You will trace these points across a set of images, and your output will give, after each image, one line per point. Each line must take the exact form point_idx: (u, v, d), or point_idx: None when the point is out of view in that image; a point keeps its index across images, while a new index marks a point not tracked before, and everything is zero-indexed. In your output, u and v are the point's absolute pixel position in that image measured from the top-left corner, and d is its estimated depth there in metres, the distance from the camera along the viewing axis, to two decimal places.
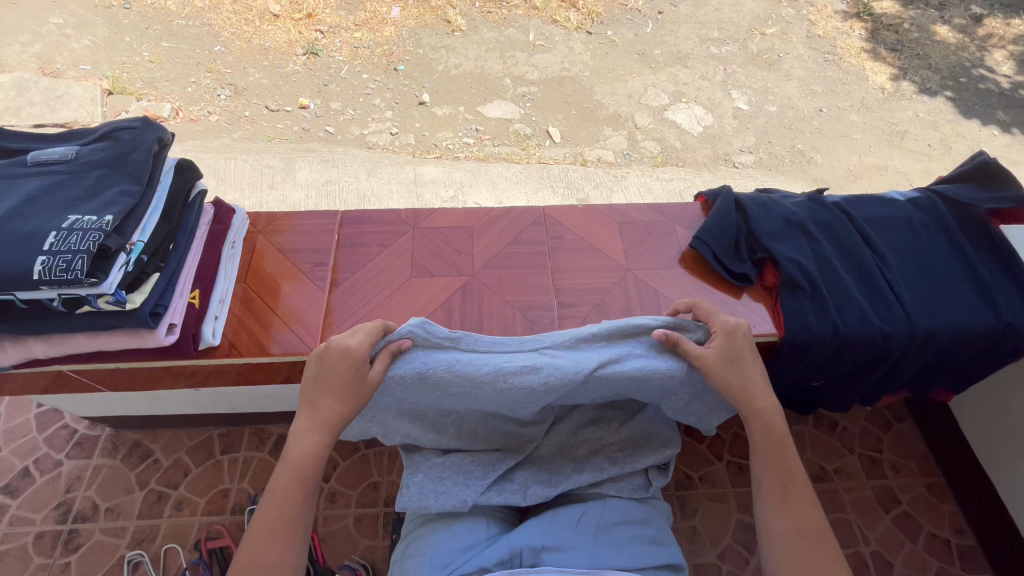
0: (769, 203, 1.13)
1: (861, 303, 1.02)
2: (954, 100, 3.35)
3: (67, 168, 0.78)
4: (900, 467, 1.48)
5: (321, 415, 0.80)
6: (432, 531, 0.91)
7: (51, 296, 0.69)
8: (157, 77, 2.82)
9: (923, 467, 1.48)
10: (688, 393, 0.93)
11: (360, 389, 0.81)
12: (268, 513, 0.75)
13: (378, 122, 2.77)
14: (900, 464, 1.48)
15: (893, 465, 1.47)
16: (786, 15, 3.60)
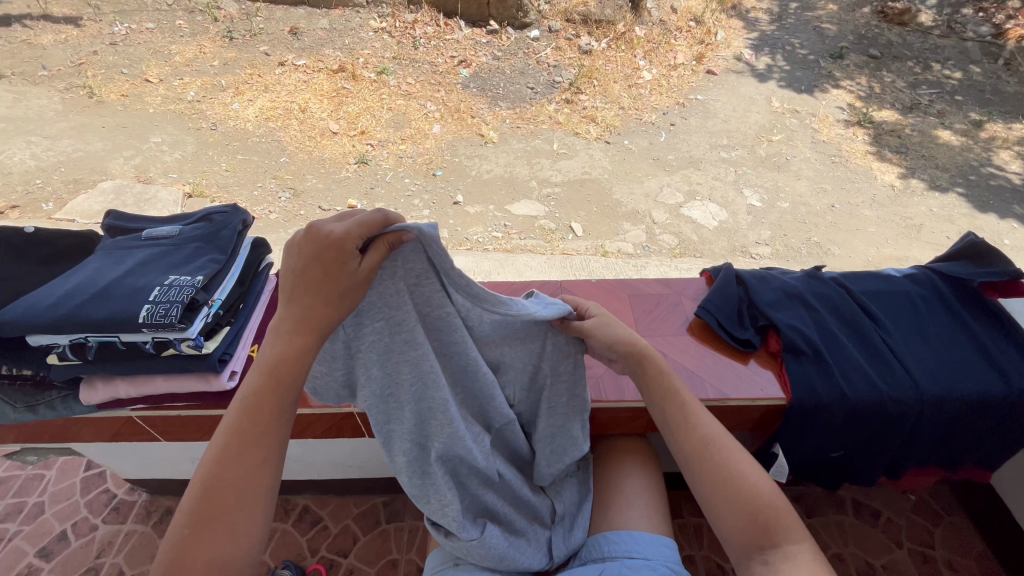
0: (767, 277, 1.24)
1: (864, 368, 1.07)
2: (967, 195, 3.47)
3: (172, 242, 0.97)
4: (957, 564, 1.37)
5: (308, 318, 0.71)
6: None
7: (146, 338, 0.83)
8: (230, 183, 3.28)
9: (983, 565, 1.36)
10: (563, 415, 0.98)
11: (349, 283, 0.71)
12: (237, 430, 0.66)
13: (416, 219, 3.08)
14: (956, 561, 1.38)
15: (948, 563, 1.37)
16: (790, 124, 3.94)
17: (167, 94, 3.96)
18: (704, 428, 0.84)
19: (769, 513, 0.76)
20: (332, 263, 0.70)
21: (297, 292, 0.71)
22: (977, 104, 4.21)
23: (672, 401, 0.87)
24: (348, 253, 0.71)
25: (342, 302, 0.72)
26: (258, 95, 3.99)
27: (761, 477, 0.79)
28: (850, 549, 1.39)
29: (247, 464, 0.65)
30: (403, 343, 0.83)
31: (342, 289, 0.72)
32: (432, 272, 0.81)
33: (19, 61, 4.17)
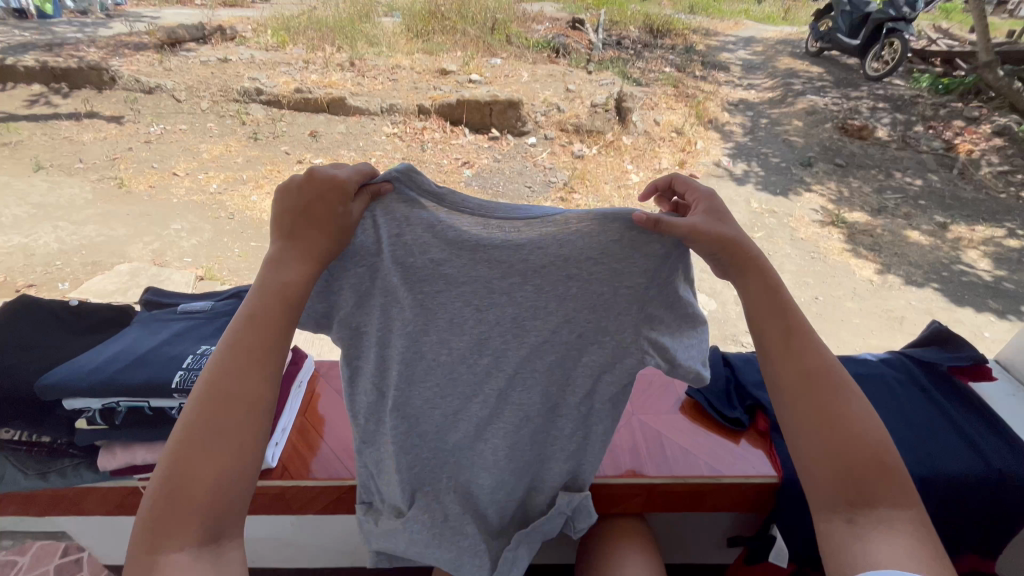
0: (752, 359, 1.32)
1: None
2: (942, 290, 3.67)
3: (205, 316, 1.06)
4: None
5: (304, 250, 0.73)
6: None
7: (174, 403, 0.89)
8: (241, 267, 3.43)
9: None
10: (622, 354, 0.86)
11: (341, 226, 0.75)
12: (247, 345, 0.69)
13: None
14: None
15: None
16: (769, 223, 4.25)
17: (191, 186, 4.27)
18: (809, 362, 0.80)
19: (870, 467, 0.76)
20: (332, 204, 0.73)
21: (297, 230, 0.74)
22: (939, 208, 4.58)
23: (781, 330, 0.80)
24: (347, 196, 0.74)
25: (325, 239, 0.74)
26: None
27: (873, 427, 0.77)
28: None
29: (250, 379, 0.68)
30: (380, 277, 0.83)
31: (337, 230, 0.75)
32: (409, 205, 0.82)
33: (58, 155, 4.53)
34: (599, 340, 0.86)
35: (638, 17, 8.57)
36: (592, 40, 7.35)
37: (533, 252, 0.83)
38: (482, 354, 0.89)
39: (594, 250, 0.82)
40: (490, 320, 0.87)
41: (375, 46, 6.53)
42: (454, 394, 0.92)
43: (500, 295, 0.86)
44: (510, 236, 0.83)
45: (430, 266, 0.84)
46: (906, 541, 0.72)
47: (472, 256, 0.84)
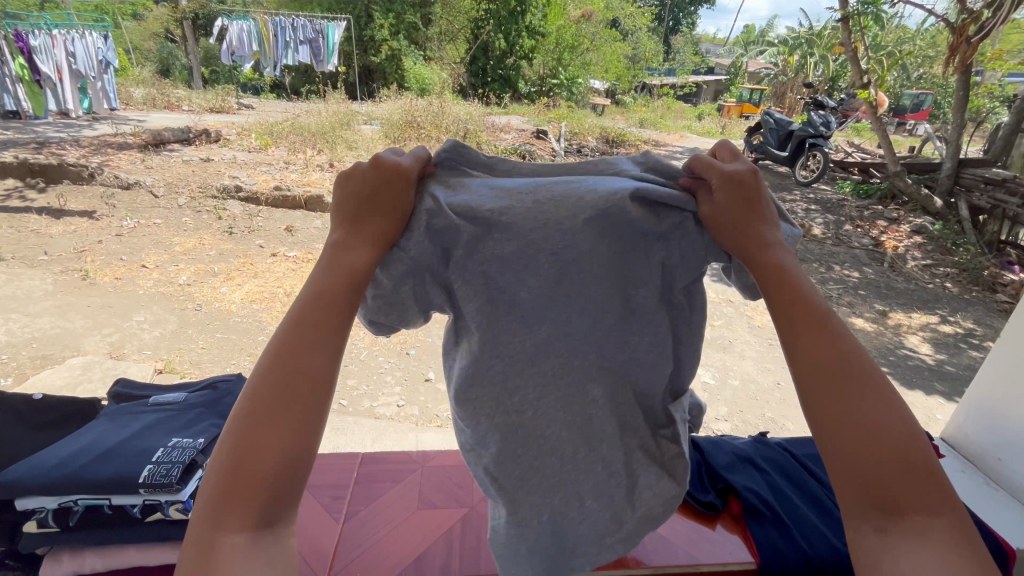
0: (719, 441, 1.37)
1: (821, 529, 1.14)
2: (892, 372, 3.88)
3: (178, 407, 1.05)
4: None
5: (368, 233, 0.72)
6: None
7: (138, 501, 0.85)
8: (204, 359, 3.36)
9: None
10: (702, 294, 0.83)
11: (399, 210, 0.74)
12: (309, 325, 0.66)
13: (387, 396, 3.22)
14: None
15: None
16: (727, 312, 4.51)
17: (159, 278, 4.24)
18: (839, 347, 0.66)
19: (902, 467, 0.61)
20: (398, 189, 0.74)
21: (363, 214, 0.73)
22: (878, 297, 4.99)
23: (791, 310, 0.68)
24: (409, 183, 0.75)
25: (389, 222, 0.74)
26: (248, 280, 4.34)
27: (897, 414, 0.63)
28: None
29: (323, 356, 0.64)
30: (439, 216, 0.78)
31: (399, 213, 0.75)
32: (451, 178, 0.85)
33: (22, 247, 4.47)
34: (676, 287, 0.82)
35: (595, 129, 9.59)
36: (555, 149, 8.12)
37: (598, 188, 0.80)
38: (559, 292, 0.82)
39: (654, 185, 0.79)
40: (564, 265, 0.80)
41: (355, 150, 7.01)
42: (528, 363, 0.84)
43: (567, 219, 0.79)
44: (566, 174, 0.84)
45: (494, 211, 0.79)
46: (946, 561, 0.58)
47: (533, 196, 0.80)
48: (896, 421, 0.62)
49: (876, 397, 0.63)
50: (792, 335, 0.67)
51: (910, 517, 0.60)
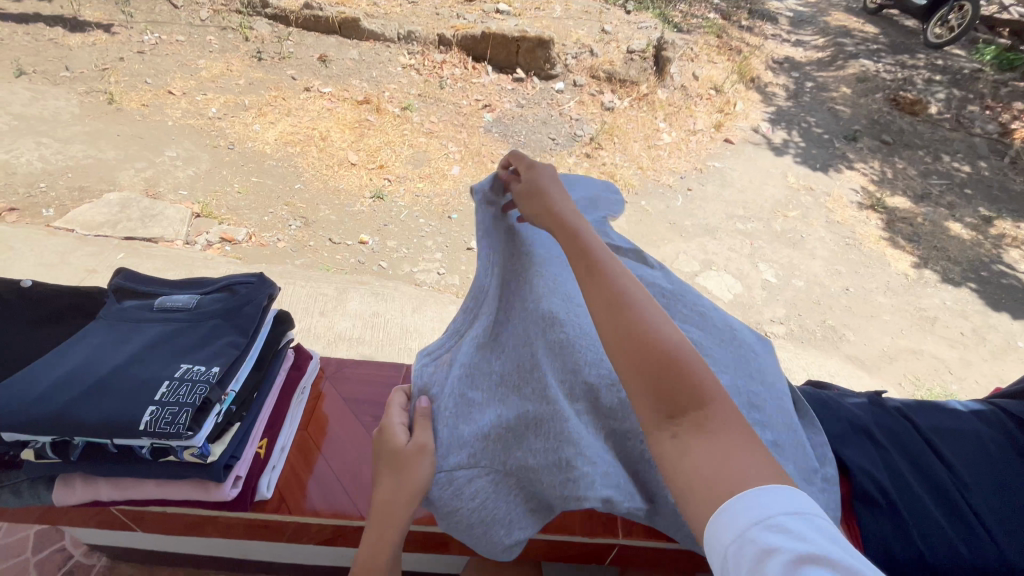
0: (829, 402, 1.14)
1: (945, 531, 0.96)
2: (979, 291, 3.79)
3: (187, 316, 0.86)
4: None
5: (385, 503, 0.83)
6: None
7: (144, 444, 0.70)
8: (241, 206, 3.27)
9: None
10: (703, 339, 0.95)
11: (403, 462, 0.82)
12: None
13: (427, 261, 3.23)
14: None
15: None
16: (806, 202, 4.32)
17: (188, 108, 3.91)
18: (618, 283, 0.71)
19: (674, 369, 0.63)
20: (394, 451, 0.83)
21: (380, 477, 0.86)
22: (985, 201, 4.54)
23: (579, 262, 0.76)
24: (403, 440, 0.84)
25: (422, 455, 0.81)
26: (280, 117, 3.98)
27: (670, 335, 0.66)
28: None
29: None
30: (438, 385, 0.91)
31: (398, 473, 0.82)
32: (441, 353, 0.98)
33: (42, 59, 4.11)
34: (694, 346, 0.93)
35: None
36: None
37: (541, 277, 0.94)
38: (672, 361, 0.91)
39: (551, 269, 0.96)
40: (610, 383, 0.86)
41: None
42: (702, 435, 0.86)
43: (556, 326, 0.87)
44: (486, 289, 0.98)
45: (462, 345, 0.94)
46: (722, 450, 0.58)
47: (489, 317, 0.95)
48: (661, 335, 0.66)
49: (642, 313, 0.68)
50: (588, 277, 0.74)
51: (696, 415, 0.61)
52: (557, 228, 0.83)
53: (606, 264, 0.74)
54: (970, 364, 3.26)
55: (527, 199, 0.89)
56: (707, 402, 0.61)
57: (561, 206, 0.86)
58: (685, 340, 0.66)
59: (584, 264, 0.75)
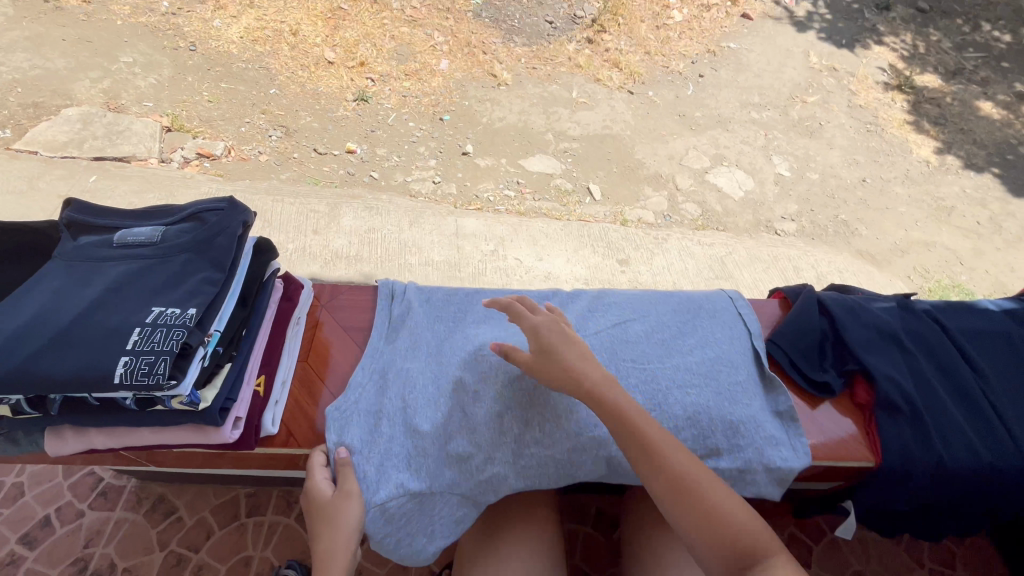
0: (858, 309, 1.08)
1: (966, 433, 0.94)
2: (1002, 176, 3.60)
3: (152, 252, 0.76)
4: None
5: (324, 557, 0.84)
6: None
7: (126, 396, 0.65)
8: (214, 117, 3.00)
9: None
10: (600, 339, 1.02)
11: (333, 512, 0.85)
12: None
13: (421, 169, 3.04)
14: None
15: None
16: (828, 84, 3.96)
17: (136, 2, 3.44)
18: (675, 461, 0.78)
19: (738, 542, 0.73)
20: (322, 506, 0.85)
21: (313, 532, 0.87)
22: (1022, 74, 4.17)
23: (625, 434, 0.80)
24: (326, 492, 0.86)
25: (354, 501, 0.85)
26: (242, 9, 3.52)
27: (736, 513, 0.75)
28: (872, 568, 1.43)
29: None
30: (348, 429, 0.90)
31: (331, 522, 0.85)
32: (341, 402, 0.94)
33: None
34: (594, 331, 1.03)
35: None
36: None
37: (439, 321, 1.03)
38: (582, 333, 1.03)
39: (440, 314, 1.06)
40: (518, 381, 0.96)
41: None
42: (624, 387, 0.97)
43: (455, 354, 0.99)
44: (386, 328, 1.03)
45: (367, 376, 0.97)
46: None
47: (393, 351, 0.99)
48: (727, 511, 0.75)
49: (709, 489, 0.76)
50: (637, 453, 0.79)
51: None
52: (566, 374, 0.85)
53: (659, 443, 0.79)
54: (983, 253, 3.18)
55: (545, 347, 0.88)
56: (772, 558, 0.72)
57: (575, 352, 0.88)
58: (745, 510, 0.76)
59: (630, 439, 0.80)
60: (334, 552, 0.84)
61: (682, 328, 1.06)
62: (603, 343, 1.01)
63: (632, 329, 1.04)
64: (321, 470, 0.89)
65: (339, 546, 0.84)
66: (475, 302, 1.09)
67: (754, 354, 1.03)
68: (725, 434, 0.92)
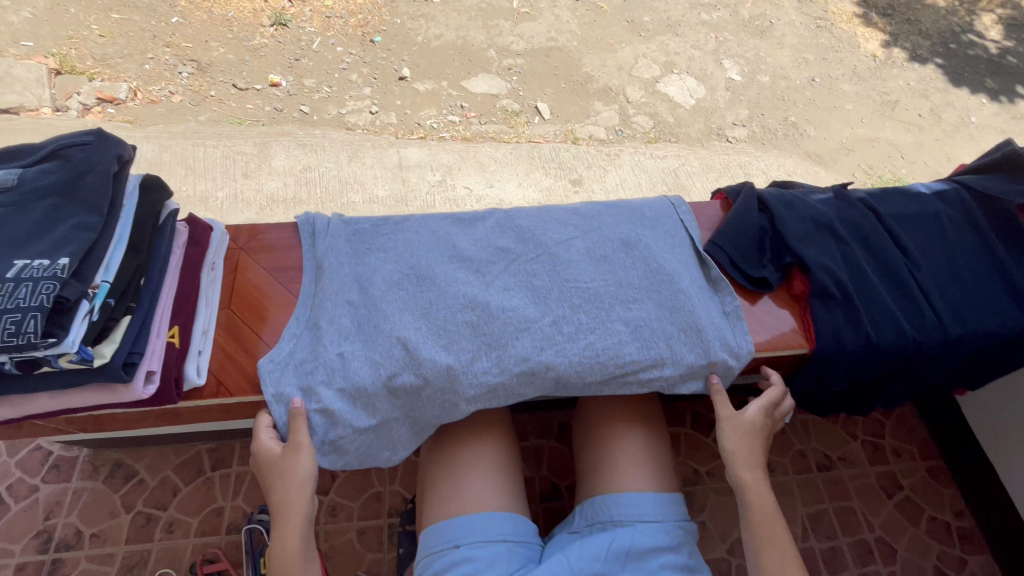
0: (795, 203, 1.07)
1: (893, 312, 0.98)
2: (944, 67, 3.61)
3: (12, 199, 0.68)
4: (902, 451, 1.60)
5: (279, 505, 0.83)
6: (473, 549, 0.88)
7: (6, 358, 0.62)
8: (110, 54, 2.64)
9: (923, 451, 1.60)
10: (542, 263, 0.99)
11: (283, 463, 0.84)
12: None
13: (356, 99, 2.80)
14: (901, 449, 1.60)
15: (895, 450, 1.59)
16: None
17: None
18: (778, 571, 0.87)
19: None
20: (272, 458, 0.84)
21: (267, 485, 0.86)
22: None
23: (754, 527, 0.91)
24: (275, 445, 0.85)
25: (304, 454, 0.84)
26: None
27: None
28: (812, 444, 1.57)
29: None
30: (284, 379, 0.87)
31: (283, 473, 0.84)
32: (277, 355, 0.88)
33: None
34: (534, 253, 1.00)
35: None
36: None
37: (372, 258, 0.98)
38: (522, 255, 1.00)
39: (371, 250, 0.99)
40: (459, 309, 0.92)
41: None
42: (570, 305, 0.95)
43: (391, 291, 0.94)
44: (312, 269, 0.96)
45: (298, 321, 0.91)
46: None
47: (323, 292, 0.93)
48: None
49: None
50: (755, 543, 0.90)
51: None
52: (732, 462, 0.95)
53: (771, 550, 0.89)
54: (923, 146, 3.25)
55: (746, 438, 0.96)
56: None
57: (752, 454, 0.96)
58: None
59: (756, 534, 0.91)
60: (290, 501, 0.84)
61: (624, 238, 1.03)
62: (545, 268, 0.99)
63: (574, 247, 1.01)
64: (268, 431, 0.87)
65: (294, 496, 0.83)
66: (406, 232, 1.02)
67: (698, 258, 1.03)
68: (669, 341, 0.93)
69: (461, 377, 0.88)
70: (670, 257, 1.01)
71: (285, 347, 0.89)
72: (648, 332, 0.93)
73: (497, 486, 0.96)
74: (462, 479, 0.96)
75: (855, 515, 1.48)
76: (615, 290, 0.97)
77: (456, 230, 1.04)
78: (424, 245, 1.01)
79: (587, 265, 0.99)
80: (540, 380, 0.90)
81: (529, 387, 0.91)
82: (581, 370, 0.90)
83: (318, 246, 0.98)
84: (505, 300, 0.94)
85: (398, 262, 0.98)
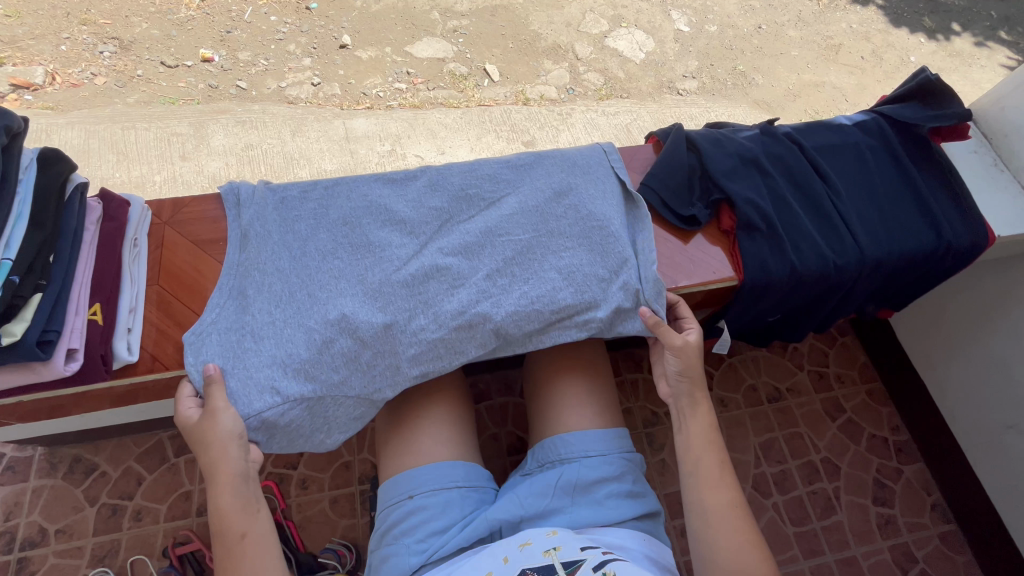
0: (721, 140, 1.10)
1: (815, 240, 1.02)
2: (884, 8, 3.67)
3: None
4: (844, 377, 1.69)
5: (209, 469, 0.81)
6: (428, 497, 0.92)
7: None
8: (21, 36, 2.45)
9: (865, 375, 1.70)
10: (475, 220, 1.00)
11: (202, 427, 0.81)
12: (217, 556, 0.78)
13: (296, 71, 2.67)
14: (844, 375, 1.70)
15: (837, 377, 1.69)
16: None
17: None
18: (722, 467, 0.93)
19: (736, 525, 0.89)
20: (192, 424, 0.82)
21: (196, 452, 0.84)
22: None
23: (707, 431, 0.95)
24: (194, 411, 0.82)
25: (223, 412, 0.81)
26: None
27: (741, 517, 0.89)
28: (762, 378, 1.66)
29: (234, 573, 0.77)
30: (206, 346, 0.85)
31: (204, 436, 0.81)
32: (204, 327, 0.87)
33: None
34: (466, 210, 1.01)
35: None
36: None
37: (302, 225, 0.96)
38: (455, 213, 1.00)
39: (301, 216, 0.97)
40: (392, 270, 0.93)
41: None
42: (504, 259, 0.96)
43: (323, 257, 0.93)
44: (239, 238, 0.94)
45: (226, 291, 0.89)
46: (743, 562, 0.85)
47: (252, 262, 0.92)
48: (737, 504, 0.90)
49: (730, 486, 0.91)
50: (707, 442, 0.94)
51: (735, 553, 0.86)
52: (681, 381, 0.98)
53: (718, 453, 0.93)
54: (865, 88, 3.32)
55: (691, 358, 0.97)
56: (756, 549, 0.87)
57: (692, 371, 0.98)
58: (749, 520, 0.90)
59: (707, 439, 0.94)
60: (217, 463, 0.81)
61: (554, 189, 1.04)
62: (481, 226, 0.99)
63: (506, 204, 1.02)
64: (190, 401, 0.85)
65: (218, 456, 0.81)
66: (334, 196, 1.00)
67: (627, 202, 1.05)
68: (599, 285, 0.95)
69: (398, 336, 0.89)
70: (599, 202, 1.03)
71: (212, 317, 0.88)
72: (580, 278, 0.95)
73: (448, 438, 0.99)
74: (413, 435, 0.98)
75: (802, 439, 1.58)
76: (547, 241, 0.98)
77: (387, 190, 1.03)
78: (355, 208, 0.99)
79: (519, 218, 1.00)
80: (477, 334, 0.92)
81: (467, 342, 0.91)
82: (517, 319, 0.92)
83: (244, 214, 0.95)
84: (439, 260, 0.95)
85: (329, 225, 0.97)
